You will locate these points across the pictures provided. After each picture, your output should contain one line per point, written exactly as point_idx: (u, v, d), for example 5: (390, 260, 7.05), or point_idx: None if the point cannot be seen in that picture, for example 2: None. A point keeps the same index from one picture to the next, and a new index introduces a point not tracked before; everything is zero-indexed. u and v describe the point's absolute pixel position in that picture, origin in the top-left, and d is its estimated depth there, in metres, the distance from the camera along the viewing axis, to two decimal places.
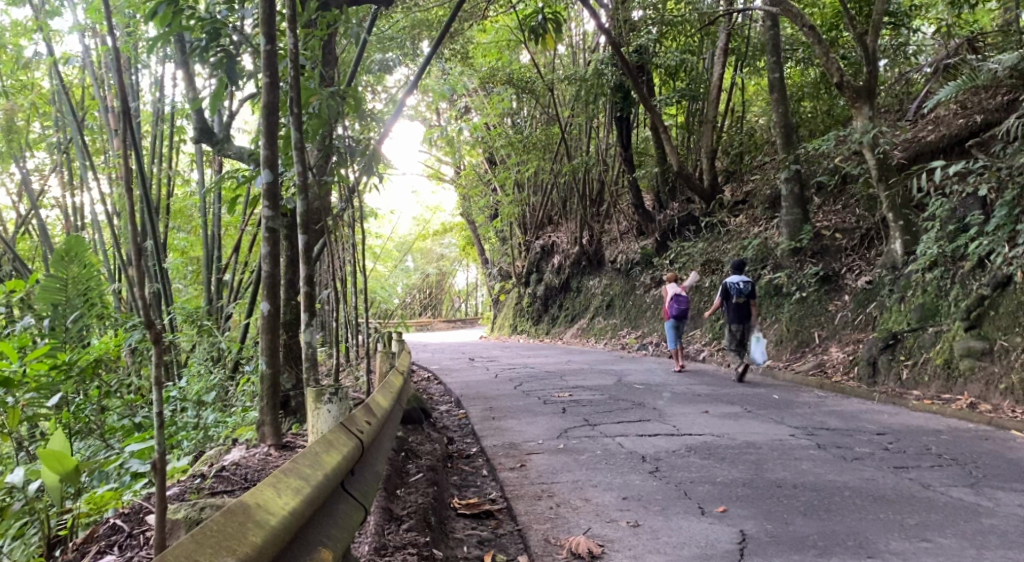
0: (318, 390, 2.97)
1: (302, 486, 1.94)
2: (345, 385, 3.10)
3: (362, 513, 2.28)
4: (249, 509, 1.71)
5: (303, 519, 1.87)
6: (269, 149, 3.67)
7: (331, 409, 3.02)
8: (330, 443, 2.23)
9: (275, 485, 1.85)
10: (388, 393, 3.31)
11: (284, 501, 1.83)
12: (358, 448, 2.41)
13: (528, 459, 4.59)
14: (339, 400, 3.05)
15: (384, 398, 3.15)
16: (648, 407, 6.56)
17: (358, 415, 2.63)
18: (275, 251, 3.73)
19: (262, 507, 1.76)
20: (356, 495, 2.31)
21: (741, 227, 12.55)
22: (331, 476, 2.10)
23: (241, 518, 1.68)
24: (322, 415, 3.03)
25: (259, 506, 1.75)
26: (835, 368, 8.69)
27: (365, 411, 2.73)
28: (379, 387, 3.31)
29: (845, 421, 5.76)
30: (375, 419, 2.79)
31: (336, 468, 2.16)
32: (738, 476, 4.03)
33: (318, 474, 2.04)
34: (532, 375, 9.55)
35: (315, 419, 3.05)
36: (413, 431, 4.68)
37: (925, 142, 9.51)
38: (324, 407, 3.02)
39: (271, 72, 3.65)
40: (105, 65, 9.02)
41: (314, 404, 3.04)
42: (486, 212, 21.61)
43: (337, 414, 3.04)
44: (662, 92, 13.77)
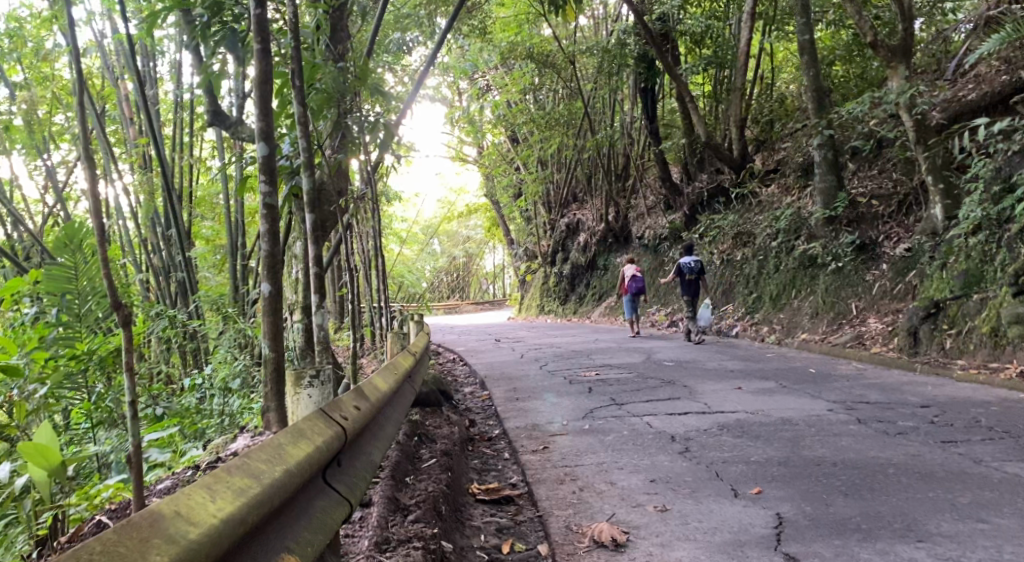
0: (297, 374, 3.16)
1: (249, 486, 1.65)
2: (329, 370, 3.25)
3: (345, 508, 2.11)
4: (159, 520, 1.41)
5: (245, 528, 1.58)
6: (264, 123, 3.50)
7: (310, 394, 3.19)
8: (301, 432, 1.98)
9: (210, 487, 1.56)
10: (389, 376, 3.10)
11: (218, 506, 1.54)
12: (339, 438, 2.18)
13: (552, 441, 4.41)
14: (319, 385, 3.22)
15: (383, 380, 2.93)
16: (679, 385, 6.33)
17: (345, 400, 2.39)
18: (274, 228, 3.50)
19: (181, 517, 1.45)
20: (337, 487, 2.13)
21: (772, 198, 12.19)
22: (294, 473, 1.83)
23: (145, 533, 1.37)
24: (303, 400, 3.21)
25: (178, 515, 1.45)
26: (873, 339, 8.36)
27: (355, 392, 2.51)
28: (381, 369, 3.09)
29: (886, 394, 5.47)
30: (367, 405, 2.56)
31: (302, 463, 1.90)
32: (774, 454, 3.81)
33: (276, 470, 1.76)
34: (559, 354, 9.36)
35: (296, 402, 3.23)
36: (430, 414, 4.50)
37: (967, 101, 8.99)
38: (304, 392, 3.19)
39: (264, 40, 3.47)
40: (121, 54, 8.97)
41: (293, 389, 3.21)
42: (511, 192, 21.37)
43: (317, 398, 3.21)
44: (688, 60, 13.37)
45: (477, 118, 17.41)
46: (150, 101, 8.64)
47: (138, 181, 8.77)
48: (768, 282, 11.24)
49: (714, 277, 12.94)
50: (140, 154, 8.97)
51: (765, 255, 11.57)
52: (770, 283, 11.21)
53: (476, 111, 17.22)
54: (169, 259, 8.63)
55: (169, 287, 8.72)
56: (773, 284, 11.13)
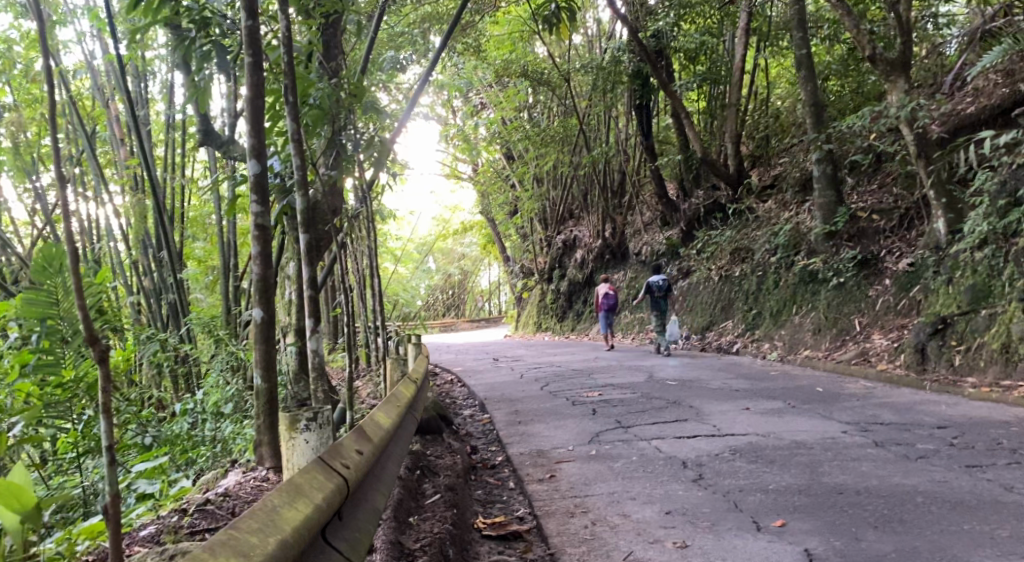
0: (291, 415, 2.59)
1: None
2: (330, 410, 2.69)
3: None
4: None
5: None
6: (255, 140, 3.37)
7: (308, 438, 2.61)
8: (297, 491, 1.82)
9: None
10: (391, 409, 2.93)
11: None
12: (340, 490, 2.01)
13: (558, 469, 4.23)
14: (318, 428, 2.64)
15: (385, 415, 2.76)
16: (684, 405, 6.16)
17: (346, 444, 2.23)
18: (267, 250, 3.34)
19: None
20: (340, 546, 1.95)
21: (770, 213, 12.07)
22: (291, 542, 1.67)
23: None
24: (298, 446, 2.61)
25: None
26: (879, 356, 8.21)
27: (355, 434, 2.34)
28: (383, 403, 2.91)
29: (900, 414, 5.31)
30: (369, 447, 2.40)
31: (296, 530, 1.71)
32: (794, 481, 3.63)
33: (269, 543, 1.60)
34: (558, 374, 9.17)
35: (291, 451, 2.62)
36: (431, 442, 4.31)
37: (966, 114, 9.03)
38: (300, 435, 2.60)
39: (255, 53, 3.33)
40: (112, 74, 8.85)
41: (287, 433, 2.62)
42: (505, 209, 21.25)
43: (315, 444, 2.63)
44: (683, 77, 13.30)
45: (470, 135, 17.33)
46: (141, 121, 8.48)
47: (130, 202, 8.61)
48: (768, 298, 11.10)
49: (711, 293, 12.75)
50: (130, 175, 8.80)
51: (764, 271, 11.43)
52: (770, 298, 11.07)
53: (470, 129, 17.17)
54: (160, 281, 8.44)
55: (160, 309, 8.52)
56: (773, 300, 10.99)
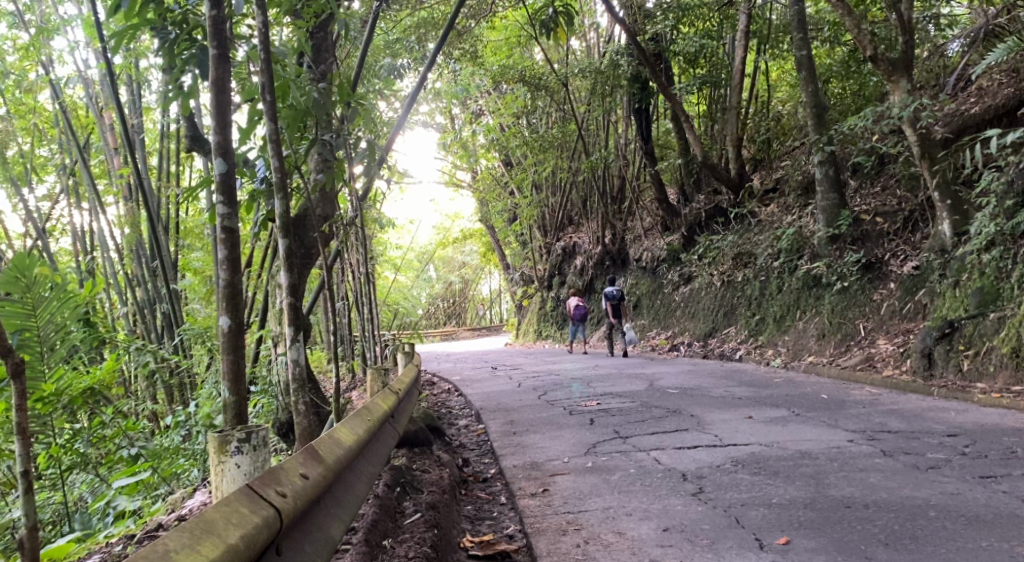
0: (218, 436, 2.24)
1: None
2: (264, 429, 2.32)
3: None
4: None
5: None
6: (221, 135, 3.25)
7: (240, 463, 2.25)
8: (205, 530, 1.59)
9: None
10: (357, 425, 2.72)
11: None
12: (271, 522, 1.80)
13: (552, 483, 4.05)
14: (252, 451, 2.28)
15: (347, 431, 2.56)
16: (685, 414, 5.98)
17: (287, 468, 2.02)
18: (235, 254, 3.21)
19: None
20: None
21: (772, 217, 11.90)
22: None
23: None
24: (228, 472, 2.24)
25: None
26: (885, 362, 8.03)
27: (302, 456, 2.14)
28: (347, 417, 2.70)
29: (908, 422, 5.12)
30: (319, 469, 2.19)
31: None
32: (798, 494, 3.45)
33: None
34: (557, 382, 8.99)
35: (219, 479, 2.27)
36: (419, 455, 4.12)
37: (970, 114, 8.86)
38: (230, 459, 2.24)
39: (221, 46, 3.21)
40: (102, 84, 8.72)
41: (216, 457, 2.25)
42: (505, 216, 21.09)
43: (249, 469, 2.26)
44: (683, 80, 13.14)
45: (469, 142, 17.16)
46: (133, 131, 8.32)
47: (123, 213, 8.48)
48: (771, 303, 10.91)
49: (713, 299, 12.54)
50: (122, 186, 8.65)
51: (767, 276, 11.26)
52: (772, 303, 10.89)
53: (469, 136, 17.01)
54: (152, 291, 8.25)
55: (154, 320, 8.34)
56: (775, 305, 10.82)
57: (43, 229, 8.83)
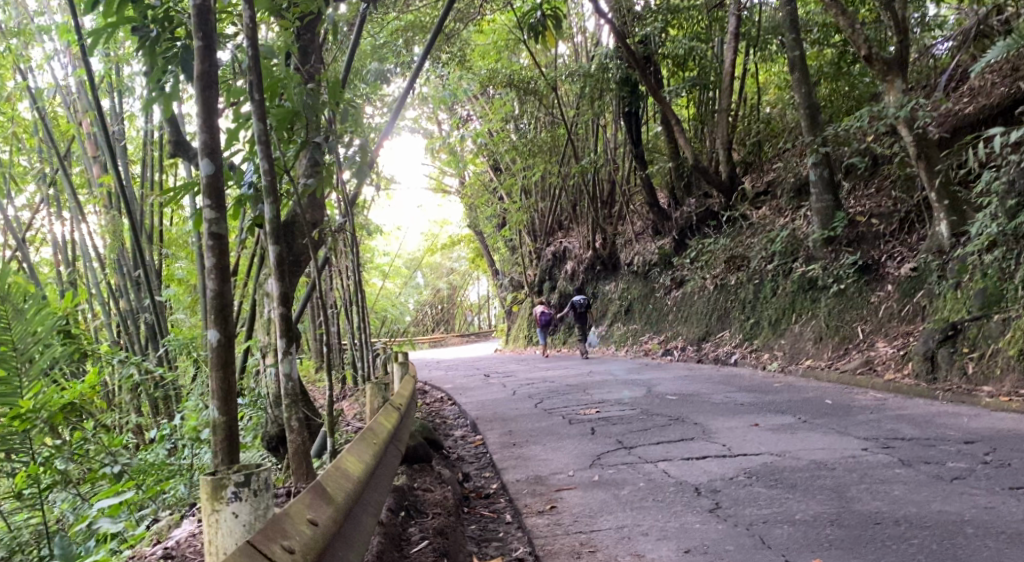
0: (212, 479, 2.01)
1: None
2: (267, 469, 2.09)
3: None
4: None
5: None
6: (208, 134, 3.04)
7: (237, 512, 2.01)
8: None
9: None
10: (363, 450, 2.57)
11: None
12: None
13: (559, 499, 3.86)
14: (251, 498, 2.04)
15: (354, 461, 2.40)
16: (688, 422, 5.81)
17: (293, 516, 1.86)
18: (223, 261, 3.00)
19: None
20: None
21: (765, 219, 11.78)
22: None
23: None
24: (224, 522, 2.02)
25: None
26: (885, 365, 7.89)
27: (308, 499, 1.98)
28: (351, 445, 2.53)
29: (920, 428, 4.97)
30: (329, 511, 2.03)
31: None
32: (822, 510, 3.29)
33: None
34: (552, 390, 8.81)
35: (213, 529, 2.03)
36: (419, 472, 3.92)
37: (963, 114, 8.79)
38: (227, 507, 2.01)
39: (206, 37, 3.01)
40: (81, 92, 8.44)
41: (211, 505, 2.03)
42: (493, 221, 20.89)
43: (248, 519, 2.03)
44: (672, 83, 13.01)
45: (457, 147, 17.00)
46: (114, 138, 8.06)
47: (104, 224, 8.21)
48: (765, 306, 10.79)
49: (706, 302, 12.40)
50: (104, 194, 8.40)
51: (761, 279, 11.13)
52: (767, 306, 10.76)
53: (456, 141, 16.83)
54: (135, 301, 7.98)
55: (138, 331, 8.04)
56: (770, 308, 10.69)
57: (22, 239, 8.53)
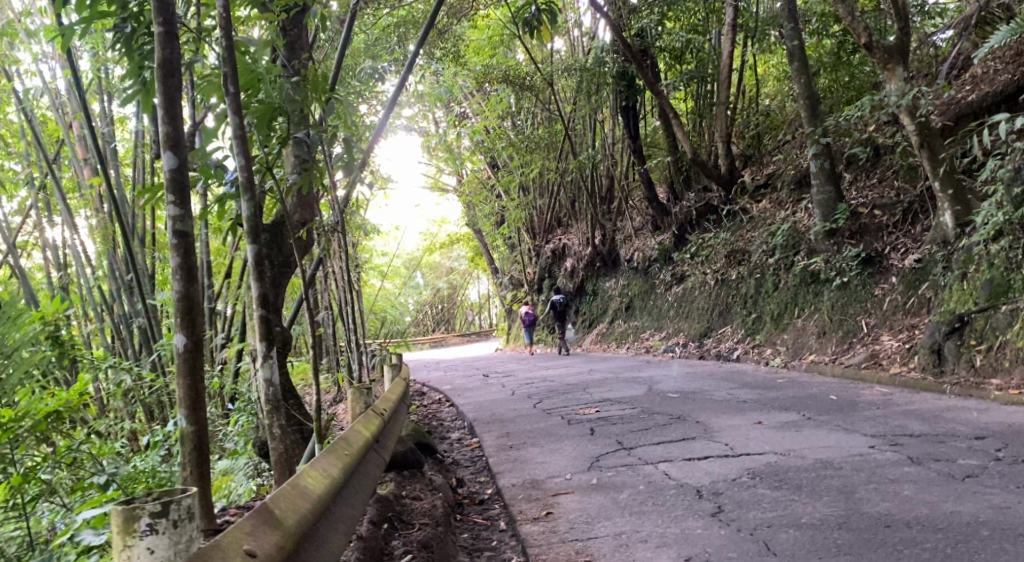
0: (126, 509, 1.89)
1: None
2: (184, 499, 1.98)
3: None
4: None
5: None
6: (172, 127, 2.91)
7: (152, 546, 1.90)
8: None
9: None
10: (330, 464, 2.41)
11: None
12: None
13: (555, 504, 3.71)
14: (167, 531, 1.93)
15: (315, 477, 2.25)
16: (690, 421, 5.65)
17: (226, 546, 1.69)
18: (190, 261, 2.88)
19: None
20: None
21: (766, 213, 11.63)
22: None
23: None
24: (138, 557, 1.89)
25: None
26: (891, 359, 7.74)
27: (250, 524, 1.82)
28: (315, 460, 2.36)
29: (928, 423, 4.83)
30: (275, 538, 1.86)
31: None
32: (829, 512, 3.14)
33: None
34: (551, 389, 8.65)
35: None
36: (409, 479, 3.77)
37: (966, 102, 8.62)
38: (141, 542, 1.89)
39: (167, 23, 2.90)
40: (70, 94, 8.28)
41: (123, 540, 1.91)
42: (492, 219, 20.73)
43: (164, 553, 1.91)
44: (669, 76, 12.83)
45: (454, 145, 16.84)
46: (103, 140, 7.89)
47: (94, 228, 8.05)
48: (768, 300, 10.62)
49: (707, 298, 12.24)
50: (94, 198, 8.23)
51: (763, 274, 10.98)
52: (769, 301, 10.60)
53: (453, 138, 16.64)
54: (128, 306, 7.81)
55: (130, 336, 7.84)
56: (772, 303, 10.53)
57: (12, 244, 8.34)
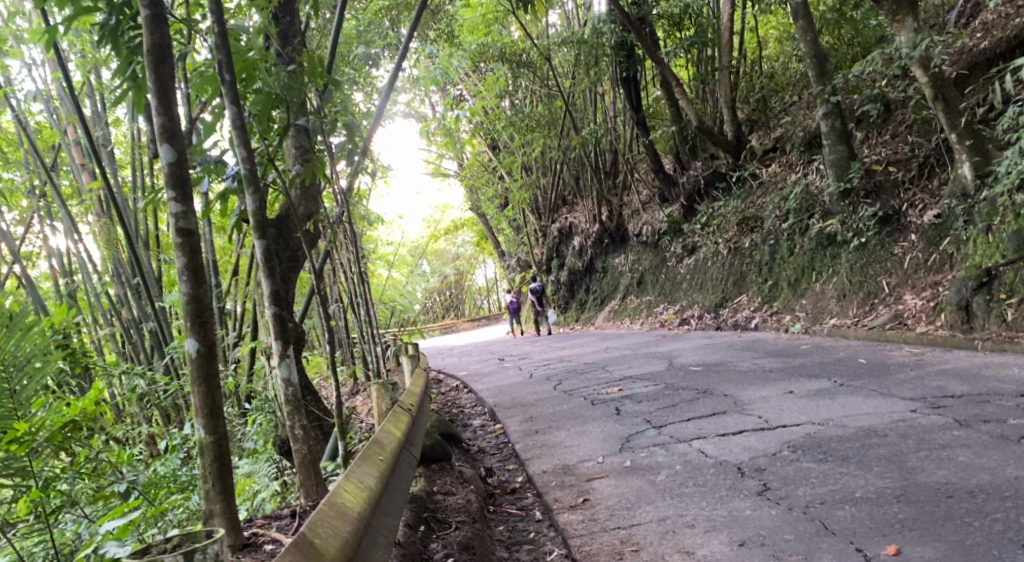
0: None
1: None
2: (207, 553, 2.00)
3: None
4: None
5: None
6: (166, 117, 2.76)
7: None
8: None
9: None
10: (365, 474, 2.28)
11: None
12: None
13: (591, 490, 3.57)
14: None
15: (353, 491, 2.12)
16: (718, 395, 5.50)
17: None
18: (195, 261, 2.74)
19: None
20: None
21: (776, 177, 11.40)
22: None
23: None
24: None
25: None
26: (916, 318, 7.57)
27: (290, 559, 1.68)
28: (350, 471, 2.23)
29: (968, 383, 4.66)
30: None
31: None
32: (883, 484, 2.99)
33: None
34: (570, 369, 8.51)
35: None
36: (438, 473, 3.64)
37: (978, 50, 8.35)
38: None
39: (153, 5, 2.73)
40: (63, 98, 8.09)
41: None
42: (495, 202, 20.48)
43: None
44: (669, 44, 12.53)
45: (453, 129, 16.61)
46: (100, 143, 7.71)
47: (98, 232, 7.89)
48: (784, 266, 10.43)
49: (721, 268, 12.03)
50: (94, 201, 8.07)
51: (777, 239, 10.78)
52: (785, 268, 10.42)
53: (452, 122, 16.38)
54: (137, 310, 7.67)
55: (141, 340, 7.70)
56: (788, 269, 10.34)
57: (16, 253, 8.21)
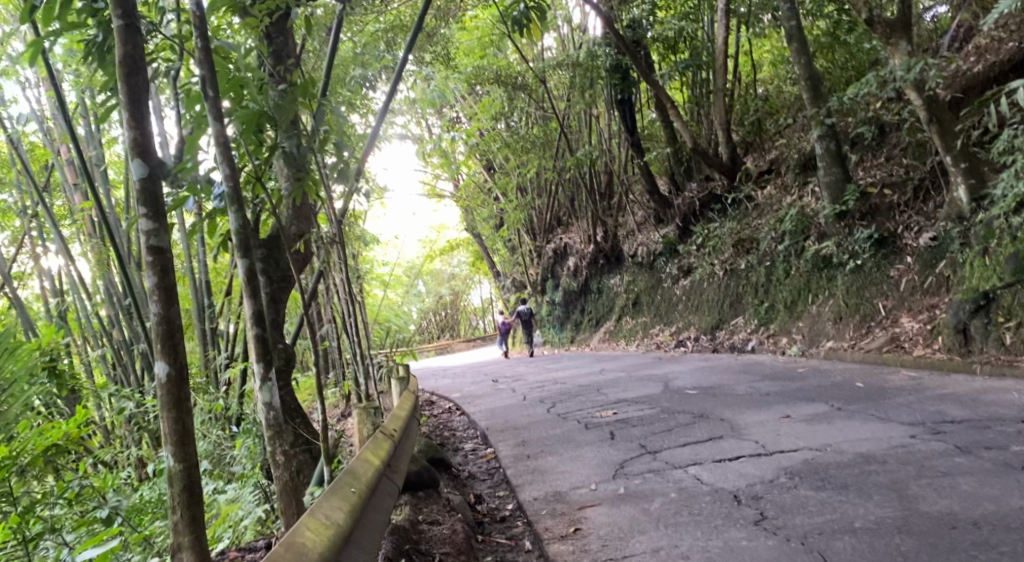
0: None
1: None
2: None
3: None
4: None
5: None
6: (138, 133, 2.69)
7: None
8: None
9: None
10: (333, 510, 2.18)
11: None
12: None
13: (583, 519, 3.46)
14: None
15: (317, 529, 2.01)
16: (714, 419, 5.40)
17: None
18: (166, 281, 2.66)
19: None
20: None
21: (771, 199, 11.37)
22: None
23: None
24: None
25: None
26: (913, 341, 7.50)
27: None
28: (315, 508, 2.12)
29: (967, 407, 4.57)
30: None
31: None
32: (884, 514, 2.89)
33: None
34: (564, 392, 8.39)
35: None
36: (424, 500, 3.53)
37: (972, 73, 8.33)
38: None
39: (128, 16, 2.67)
40: (55, 117, 8.03)
41: None
42: (491, 223, 20.44)
43: None
44: (664, 67, 12.54)
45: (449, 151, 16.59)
46: (92, 162, 7.64)
47: (88, 251, 7.79)
48: (780, 288, 10.37)
49: (716, 290, 11.96)
50: (85, 221, 7.99)
51: (773, 261, 10.72)
52: (781, 289, 10.35)
53: (447, 143, 16.36)
54: (127, 331, 7.56)
55: (130, 361, 7.57)
56: (784, 290, 10.28)
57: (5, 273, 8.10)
